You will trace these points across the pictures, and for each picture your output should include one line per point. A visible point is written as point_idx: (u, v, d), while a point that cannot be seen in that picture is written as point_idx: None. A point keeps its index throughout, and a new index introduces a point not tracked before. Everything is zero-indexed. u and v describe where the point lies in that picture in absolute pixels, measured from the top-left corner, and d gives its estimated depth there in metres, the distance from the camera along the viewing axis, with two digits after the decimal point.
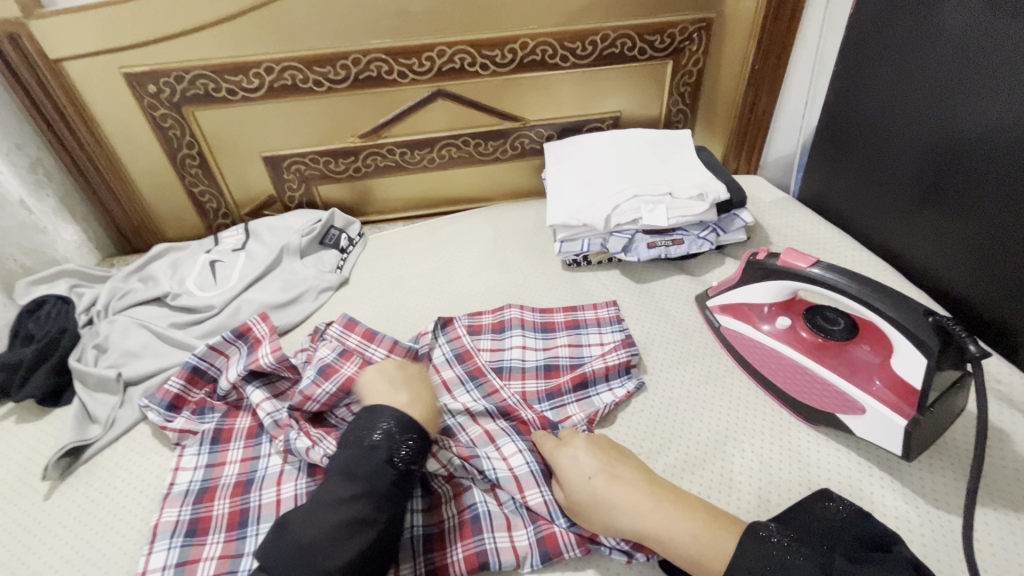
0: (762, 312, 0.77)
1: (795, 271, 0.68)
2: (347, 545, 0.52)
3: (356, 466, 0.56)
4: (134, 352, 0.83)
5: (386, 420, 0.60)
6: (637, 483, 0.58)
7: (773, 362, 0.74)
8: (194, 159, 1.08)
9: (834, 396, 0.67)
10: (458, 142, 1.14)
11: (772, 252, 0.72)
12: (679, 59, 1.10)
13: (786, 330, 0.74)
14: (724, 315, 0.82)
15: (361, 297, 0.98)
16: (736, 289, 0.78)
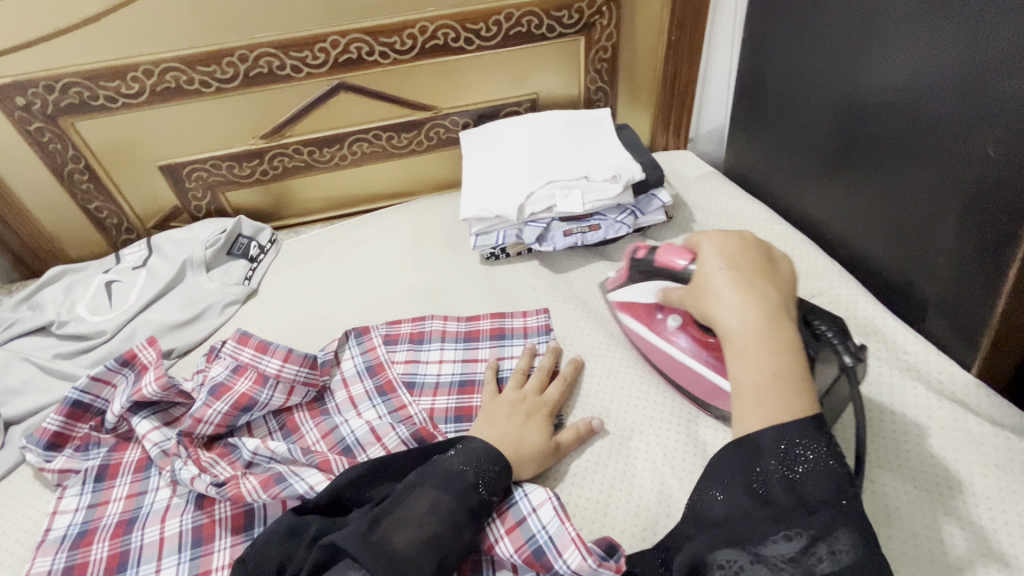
0: (657, 312, 0.73)
1: (671, 270, 0.66)
2: (429, 561, 0.51)
3: (456, 489, 0.55)
4: (14, 389, 0.78)
5: (478, 448, 0.60)
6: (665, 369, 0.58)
7: (667, 364, 0.71)
8: (84, 174, 1.01)
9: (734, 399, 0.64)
10: (369, 137, 1.08)
11: (651, 248, 0.70)
12: (591, 35, 1.05)
13: (680, 330, 0.70)
14: (622, 313, 0.78)
15: (270, 308, 0.94)
16: (626, 288, 0.75)
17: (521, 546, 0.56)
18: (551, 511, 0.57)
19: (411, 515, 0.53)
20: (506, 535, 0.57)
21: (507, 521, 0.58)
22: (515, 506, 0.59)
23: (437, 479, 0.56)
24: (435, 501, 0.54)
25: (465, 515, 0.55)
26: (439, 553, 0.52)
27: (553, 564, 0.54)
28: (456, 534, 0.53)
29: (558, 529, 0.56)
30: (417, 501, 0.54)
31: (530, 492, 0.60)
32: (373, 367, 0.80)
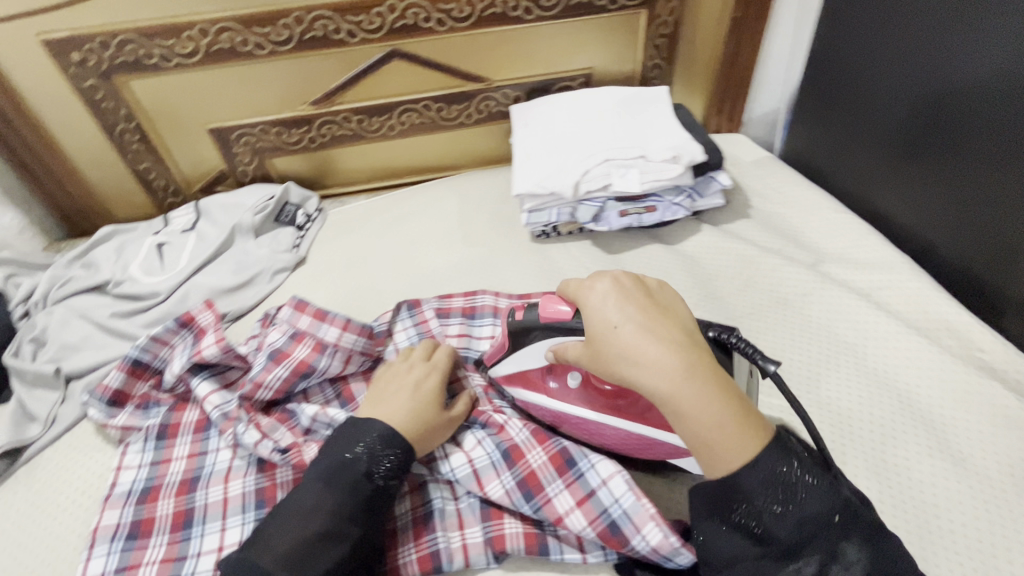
0: (548, 376, 0.67)
1: (561, 323, 0.60)
2: (320, 560, 0.50)
3: (342, 482, 0.54)
4: (73, 346, 0.78)
5: (376, 433, 0.57)
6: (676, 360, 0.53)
7: (589, 430, 0.65)
8: (134, 134, 1.00)
9: (657, 446, 0.61)
10: (419, 107, 1.06)
11: (528, 307, 0.63)
12: (653, 9, 1.02)
13: (580, 388, 0.65)
14: (510, 386, 0.69)
15: (319, 277, 0.94)
16: (508, 359, 0.67)
17: (593, 520, 0.56)
18: (623, 485, 0.58)
19: (294, 517, 0.52)
20: (577, 507, 0.57)
21: (577, 493, 0.58)
22: (583, 478, 0.59)
23: (323, 472, 0.54)
24: (319, 497, 0.53)
25: (358, 505, 0.53)
26: (330, 548, 0.51)
27: (630, 540, 0.55)
28: (346, 528, 0.52)
29: (633, 505, 0.56)
30: (306, 498, 0.53)
31: (598, 463, 0.60)
32: (427, 339, 0.80)
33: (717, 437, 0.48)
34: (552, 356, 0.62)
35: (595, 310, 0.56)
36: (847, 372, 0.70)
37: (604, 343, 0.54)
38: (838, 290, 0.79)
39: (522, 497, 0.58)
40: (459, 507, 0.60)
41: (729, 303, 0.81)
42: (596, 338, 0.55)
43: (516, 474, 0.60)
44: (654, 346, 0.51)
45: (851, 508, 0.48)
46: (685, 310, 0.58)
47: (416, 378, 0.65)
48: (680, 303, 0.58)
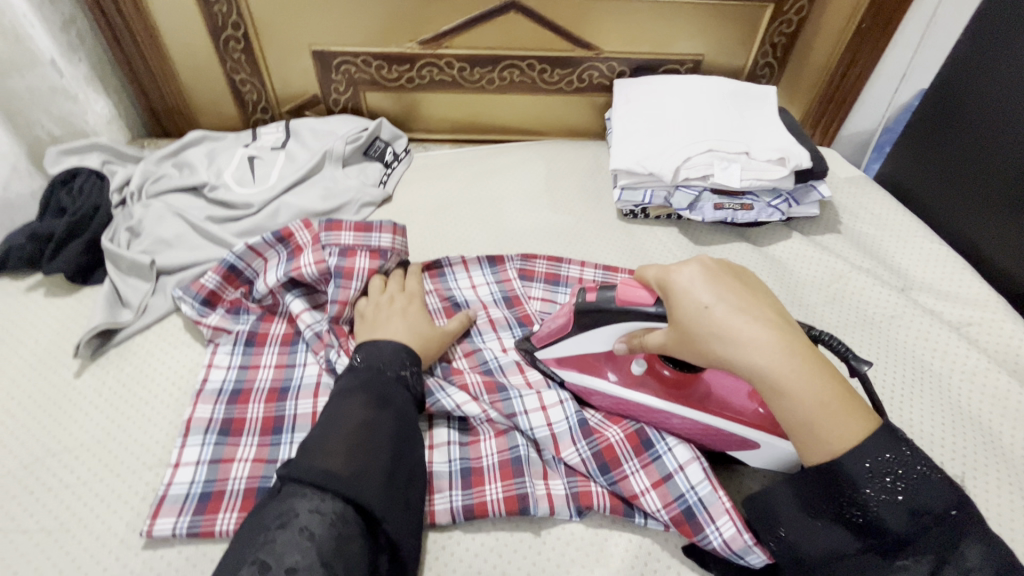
0: (608, 362, 0.64)
1: (639, 306, 0.56)
2: (368, 448, 0.51)
3: (367, 387, 0.56)
4: (167, 241, 0.79)
5: (381, 351, 0.61)
6: (768, 321, 0.49)
7: (652, 418, 0.62)
8: (239, 43, 1.00)
9: (727, 436, 0.58)
10: (522, 65, 1.05)
11: (603, 289, 0.59)
12: (780, 4, 0.99)
13: (644, 376, 0.62)
14: (564, 369, 0.66)
15: (404, 218, 0.94)
16: (570, 343, 0.64)
17: (669, 504, 0.56)
18: (700, 472, 0.58)
19: (335, 424, 0.52)
20: (652, 489, 0.57)
21: (653, 475, 0.58)
22: (660, 461, 0.59)
23: (349, 388, 0.57)
24: (353, 404, 0.54)
25: (385, 400, 0.56)
26: (377, 443, 0.51)
27: (704, 528, 0.54)
28: (375, 417, 0.54)
29: (711, 495, 0.56)
30: (342, 409, 0.54)
31: (676, 448, 0.60)
32: (510, 298, 0.80)
33: (820, 413, 0.45)
34: (622, 345, 0.60)
35: (684, 293, 0.52)
36: (931, 398, 0.71)
37: (701, 331, 0.50)
38: (927, 321, 0.79)
39: (597, 468, 0.59)
40: (543, 458, 0.61)
41: (817, 314, 0.81)
42: (689, 326, 0.51)
43: (592, 445, 0.60)
44: (757, 332, 0.48)
45: (967, 505, 0.44)
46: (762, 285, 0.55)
47: (398, 308, 0.70)
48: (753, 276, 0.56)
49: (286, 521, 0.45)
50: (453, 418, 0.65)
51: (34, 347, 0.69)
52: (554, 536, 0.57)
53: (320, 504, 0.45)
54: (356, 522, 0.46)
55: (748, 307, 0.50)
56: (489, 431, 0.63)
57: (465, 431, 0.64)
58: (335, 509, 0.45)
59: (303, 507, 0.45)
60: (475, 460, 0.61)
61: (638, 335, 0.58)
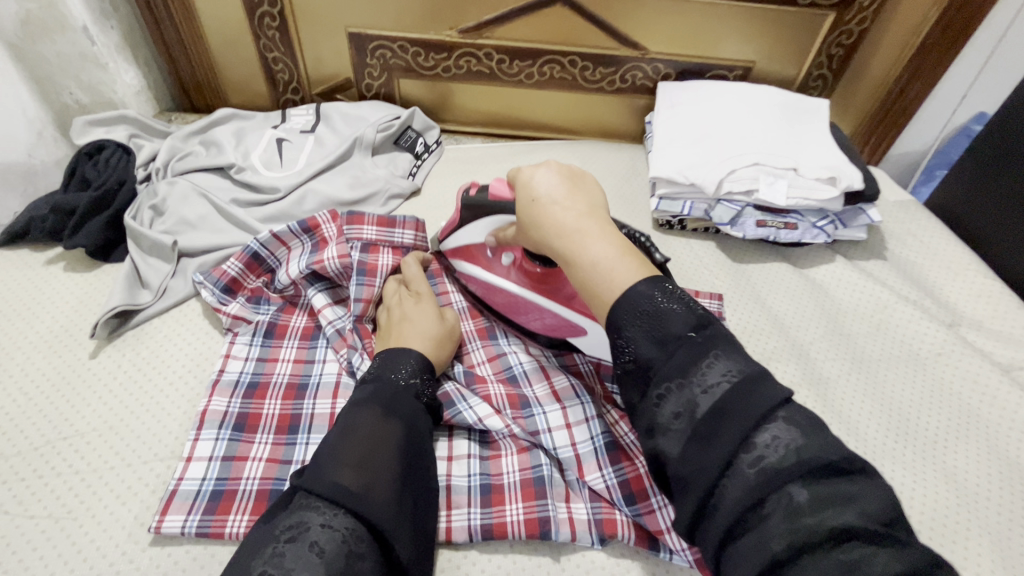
0: (488, 252, 0.71)
1: (505, 201, 0.63)
2: (379, 461, 0.48)
3: (384, 398, 0.53)
4: (190, 223, 0.77)
5: (400, 356, 0.58)
6: (581, 207, 0.54)
7: (508, 302, 0.70)
8: (275, 20, 0.97)
9: (565, 323, 0.66)
10: (563, 61, 1.01)
11: (482, 186, 0.66)
12: (842, 14, 0.94)
13: (512, 267, 0.69)
14: (457, 260, 0.75)
15: (431, 213, 0.91)
16: (458, 232, 0.71)
17: (694, 546, 0.53)
18: None
19: (347, 433, 0.49)
20: None
21: None
22: None
23: (370, 395, 0.53)
24: (369, 412, 0.51)
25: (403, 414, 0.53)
26: (388, 457, 0.49)
27: None
28: (386, 428, 0.51)
29: None
30: (355, 417, 0.51)
31: None
32: None
33: (608, 262, 0.49)
34: (491, 238, 0.68)
35: (524, 185, 0.58)
36: (976, 445, 0.67)
37: (526, 214, 0.57)
38: (976, 361, 0.75)
39: (621, 498, 0.56)
40: (565, 480, 0.59)
41: (859, 346, 0.77)
42: (523, 211, 0.58)
43: (621, 472, 0.58)
44: (569, 213, 0.54)
45: (710, 324, 0.44)
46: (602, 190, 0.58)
47: (409, 309, 0.66)
48: (600, 192, 0.57)
49: (296, 534, 0.42)
50: (473, 431, 0.62)
51: (50, 323, 0.68)
52: (573, 564, 0.54)
53: (332, 520, 0.43)
54: (367, 541, 0.43)
55: (574, 195, 0.55)
56: (511, 447, 0.61)
57: (486, 445, 0.62)
58: (347, 525, 0.43)
59: (314, 522, 0.43)
60: (495, 477, 0.59)
61: (502, 228, 0.66)
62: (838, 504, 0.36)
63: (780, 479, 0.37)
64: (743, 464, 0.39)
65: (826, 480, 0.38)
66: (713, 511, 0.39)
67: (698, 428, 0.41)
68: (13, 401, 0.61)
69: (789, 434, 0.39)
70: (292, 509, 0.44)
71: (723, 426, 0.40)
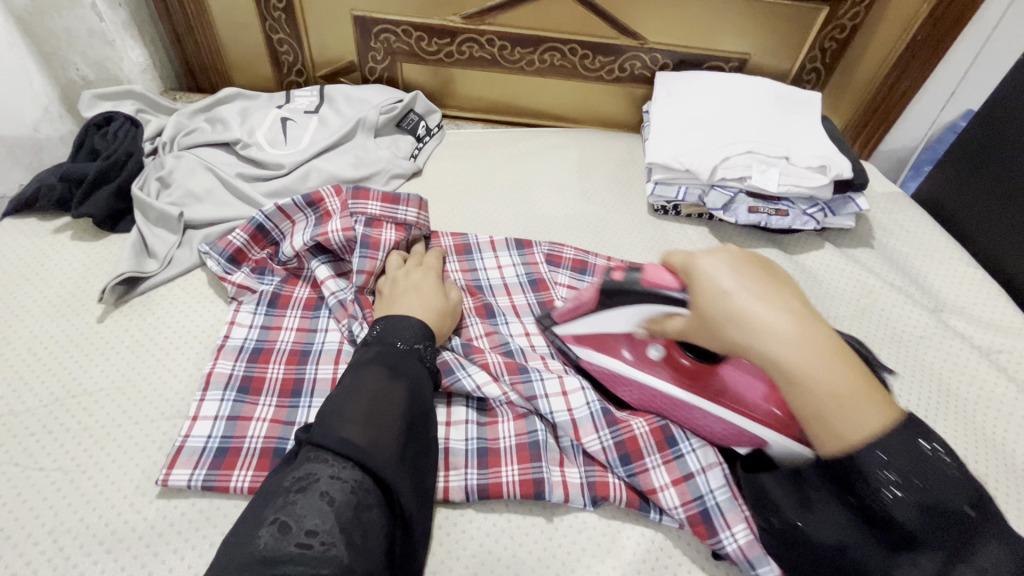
0: (625, 343, 0.63)
1: (663, 289, 0.54)
2: (385, 419, 0.50)
3: (386, 361, 0.55)
4: (196, 195, 0.79)
5: (401, 325, 0.60)
6: (794, 309, 0.46)
7: (659, 404, 0.61)
8: (280, 1, 0.98)
9: (737, 432, 0.56)
10: (564, 49, 1.03)
11: (630, 268, 0.57)
12: (836, 8, 0.97)
13: (661, 362, 0.61)
14: (580, 347, 0.66)
15: (432, 194, 0.93)
16: (588, 319, 0.63)
17: (686, 503, 0.55)
18: (722, 477, 0.56)
19: (354, 392, 0.51)
20: (672, 486, 0.56)
21: (674, 472, 0.57)
22: (683, 459, 0.58)
23: (374, 360, 0.55)
24: (372, 376, 0.53)
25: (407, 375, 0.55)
26: (395, 415, 0.50)
27: (718, 533, 0.54)
28: (393, 391, 0.52)
29: (730, 501, 0.55)
30: (363, 380, 0.52)
31: (700, 449, 0.58)
32: (535, 283, 0.79)
33: (832, 404, 0.43)
34: (642, 328, 0.59)
35: (706, 275, 0.49)
36: (954, 422, 0.70)
37: (719, 312, 0.47)
38: (956, 343, 0.77)
39: (618, 459, 0.58)
40: (560, 446, 0.61)
41: (883, 322, 0.81)
42: (703, 307, 0.49)
43: (616, 435, 0.59)
44: (776, 313, 0.45)
45: (985, 500, 0.43)
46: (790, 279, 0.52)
47: (415, 282, 0.68)
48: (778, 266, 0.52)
49: (307, 485, 0.44)
50: (471, 398, 0.64)
51: (58, 289, 0.69)
52: (565, 524, 0.56)
53: (340, 472, 0.45)
54: (375, 493, 0.45)
55: (778, 292, 0.47)
56: (507, 414, 0.63)
57: (483, 412, 0.64)
58: (355, 477, 0.45)
59: (324, 474, 0.45)
60: (492, 441, 0.61)
61: (656, 319, 0.57)
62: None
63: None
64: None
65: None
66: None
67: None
68: (23, 362, 0.62)
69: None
70: (303, 463, 0.46)
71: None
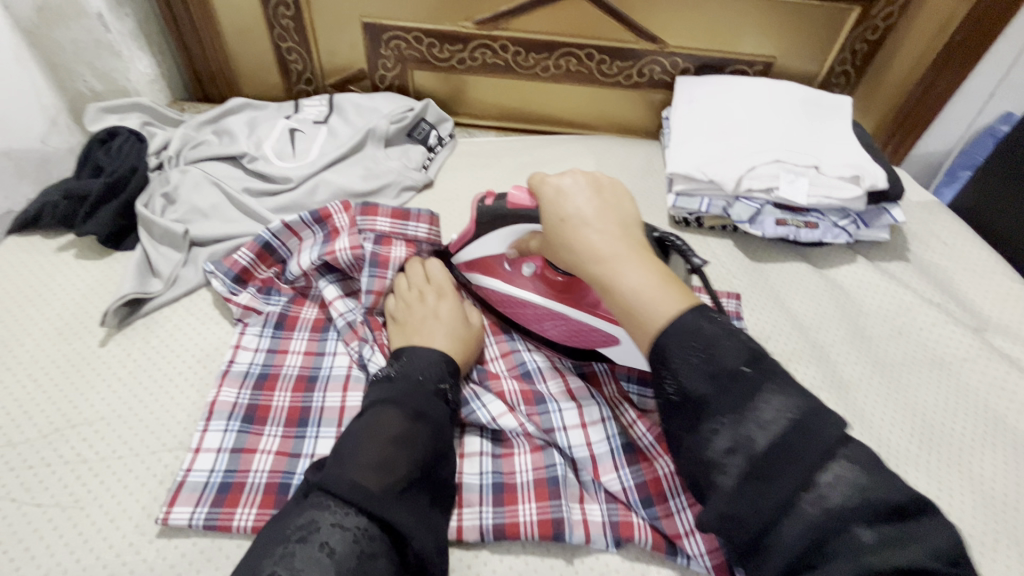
0: (505, 264, 0.67)
1: (524, 210, 0.59)
2: (396, 461, 0.47)
3: (399, 395, 0.52)
4: (202, 212, 0.76)
5: (419, 358, 0.57)
6: (609, 229, 0.52)
7: (532, 316, 0.66)
8: (289, 8, 0.96)
9: (592, 333, 0.63)
10: (580, 54, 0.99)
11: (499, 194, 0.61)
12: (868, 8, 0.91)
13: (534, 278, 0.65)
14: (471, 273, 0.70)
15: (444, 206, 0.90)
16: (472, 244, 0.67)
17: (713, 549, 0.52)
18: None
19: (365, 431, 0.49)
20: (698, 531, 0.53)
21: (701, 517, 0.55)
22: None
23: (390, 396, 0.52)
24: (384, 412, 0.50)
25: (424, 413, 0.52)
26: (407, 458, 0.48)
27: None
28: (410, 431, 0.50)
29: None
30: (375, 418, 0.50)
31: None
32: None
33: (637, 297, 0.48)
34: (513, 249, 0.64)
35: (551, 199, 0.55)
36: (1002, 454, 0.65)
37: (558, 234, 0.54)
38: (1003, 366, 0.72)
39: (639, 501, 0.55)
40: (579, 481, 0.57)
41: (905, 348, 0.75)
42: (550, 230, 0.55)
43: (637, 475, 0.57)
44: (600, 235, 0.52)
45: (761, 359, 0.45)
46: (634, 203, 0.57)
47: (432, 307, 0.65)
48: (631, 198, 0.57)
49: (307, 534, 0.42)
50: (486, 428, 0.61)
51: (60, 311, 0.67)
52: (587, 566, 0.53)
53: (343, 519, 0.42)
54: (379, 540, 0.43)
55: (600, 210, 0.53)
56: (524, 445, 0.59)
57: (498, 443, 0.61)
58: (359, 525, 0.42)
59: (324, 521, 0.42)
60: (508, 475, 0.58)
61: (525, 238, 0.62)
62: (903, 544, 0.39)
63: (845, 521, 0.40)
64: (820, 509, 0.40)
65: (888, 519, 0.40)
66: (769, 547, 0.41)
67: (770, 477, 0.41)
68: (23, 388, 0.60)
69: (854, 475, 0.41)
70: (304, 507, 0.44)
71: (783, 466, 0.41)
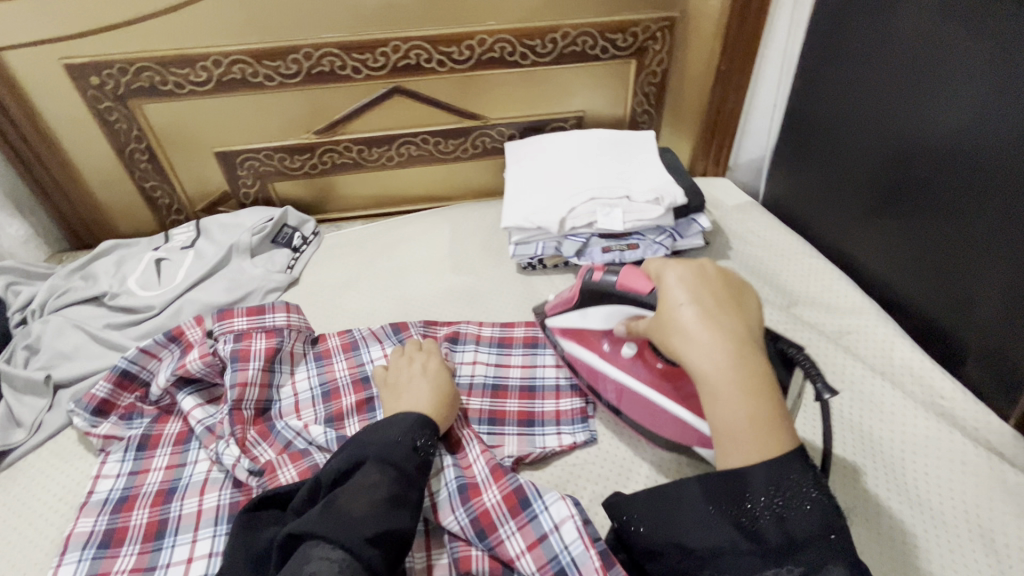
0: (604, 341, 0.72)
1: (632, 291, 0.64)
2: (383, 519, 0.51)
3: (396, 458, 0.56)
4: (66, 354, 0.81)
5: (410, 419, 0.60)
6: (729, 334, 0.52)
7: (628, 398, 0.69)
8: (144, 154, 1.05)
9: (686, 431, 0.65)
10: (417, 140, 1.11)
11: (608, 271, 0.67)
12: (642, 59, 1.08)
13: (634, 359, 0.69)
14: (565, 339, 0.75)
15: (311, 300, 0.97)
16: (574, 314, 0.72)
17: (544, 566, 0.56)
18: (574, 531, 0.57)
19: (358, 488, 0.53)
20: (527, 551, 0.57)
21: (528, 537, 0.58)
22: (536, 520, 0.59)
23: (385, 455, 0.56)
24: (379, 470, 0.54)
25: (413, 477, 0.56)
26: (395, 515, 0.52)
27: None
28: (403, 493, 0.54)
29: (581, 554, 0.56)
30: (368, 473, 0.54)
31: (552, 505, 0.59)
32: None
33: (745, 426, 0.49)
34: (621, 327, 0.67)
35: (669, 290, 0.57)
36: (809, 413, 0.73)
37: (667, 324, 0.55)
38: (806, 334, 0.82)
39: (474, 536, 0.58)
40: (425, 528, 0.61)
41: None
42: (662, 321, 0.56)
43: (470, 511, 0.60)
44: (714, 338, 0.52)
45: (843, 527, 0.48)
46: (755, 305, 0.58)
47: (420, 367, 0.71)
48: (757, 304, 0.58)
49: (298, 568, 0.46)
50: None
51: None
52: None
53: (330, 552, 0.47)
54: None
55: (709, 309, 0.54)
56: None
57: None
58: (344, 558, 0.47)
59: (316, 553, 0.47)
60: None
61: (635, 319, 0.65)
62: None
63: None
64: None
65: None
66: None
67: None
68: None
69: None
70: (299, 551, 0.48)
71: None
